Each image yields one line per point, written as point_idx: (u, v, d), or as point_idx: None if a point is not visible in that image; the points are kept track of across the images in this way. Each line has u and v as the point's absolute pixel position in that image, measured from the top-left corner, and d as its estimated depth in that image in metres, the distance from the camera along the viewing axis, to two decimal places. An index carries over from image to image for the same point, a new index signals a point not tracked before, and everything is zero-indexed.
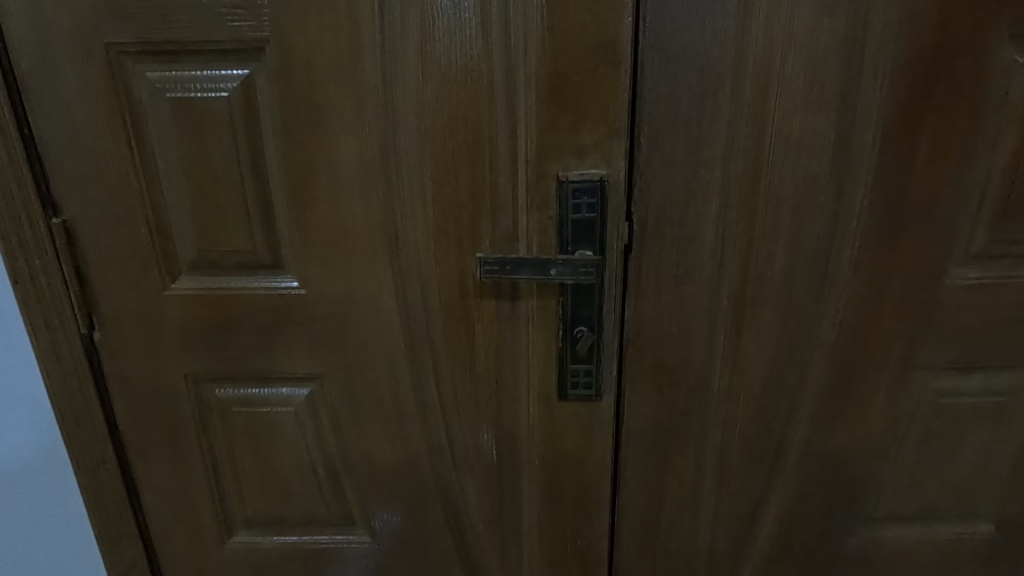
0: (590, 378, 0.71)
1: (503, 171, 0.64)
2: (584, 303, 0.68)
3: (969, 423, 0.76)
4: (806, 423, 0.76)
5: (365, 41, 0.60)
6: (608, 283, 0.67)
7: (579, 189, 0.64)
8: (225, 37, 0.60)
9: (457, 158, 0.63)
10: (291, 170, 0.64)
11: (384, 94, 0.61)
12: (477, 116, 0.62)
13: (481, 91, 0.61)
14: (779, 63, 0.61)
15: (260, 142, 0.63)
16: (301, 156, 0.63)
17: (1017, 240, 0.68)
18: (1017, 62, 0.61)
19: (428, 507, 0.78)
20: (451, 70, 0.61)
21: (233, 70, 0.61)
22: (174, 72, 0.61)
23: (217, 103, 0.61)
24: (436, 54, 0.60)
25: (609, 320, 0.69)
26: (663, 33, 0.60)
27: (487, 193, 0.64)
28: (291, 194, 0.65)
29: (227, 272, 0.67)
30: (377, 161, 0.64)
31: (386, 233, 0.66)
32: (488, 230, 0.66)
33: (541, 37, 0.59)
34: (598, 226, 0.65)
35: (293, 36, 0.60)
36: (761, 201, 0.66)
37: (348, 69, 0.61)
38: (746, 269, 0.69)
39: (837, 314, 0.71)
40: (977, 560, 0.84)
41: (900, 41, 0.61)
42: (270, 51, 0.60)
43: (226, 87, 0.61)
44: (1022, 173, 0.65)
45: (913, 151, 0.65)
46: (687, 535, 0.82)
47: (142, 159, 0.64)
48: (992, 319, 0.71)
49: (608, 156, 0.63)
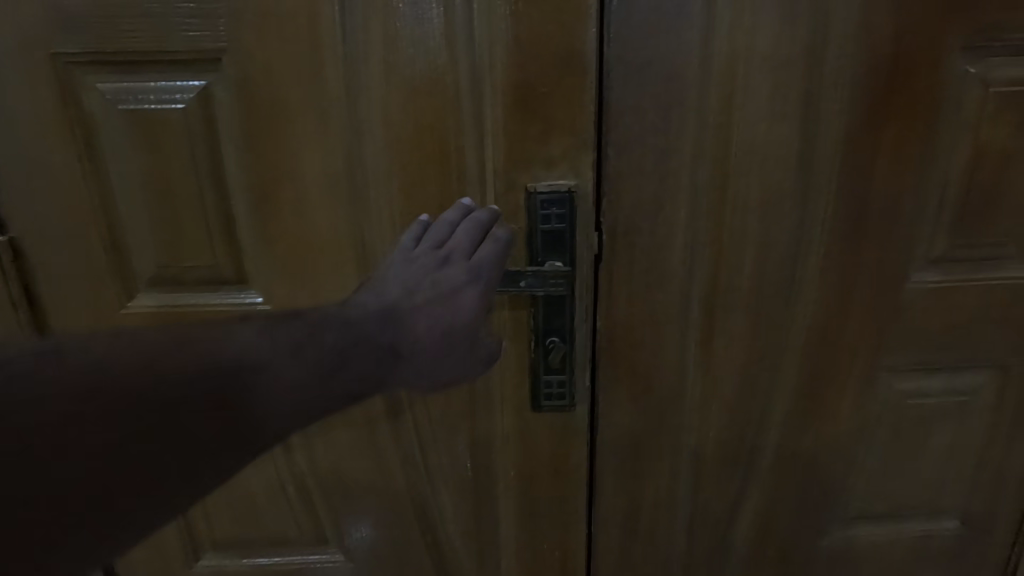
0: (563, 388, 0.72)
1: (471, 182, 0.64)
2: (555, 314, 0.68)
3: (935, 422, 0.78)
4: (777, 426, 0.77)
5: (327, 51, 0.59)
6: (579, 293, 0.68)
7: (547, 201, 0.64)
8: (179, 47, 0.58)
9: (424, 169, 0.63)
10: (255, 183, 0.63)
11: (348, 105, 0.61)
12: (444, 127, 0.62)
13: (446, 102, 0.61)
14: (742, 72, 0.62)
15: (220, 154, 0.62)
16: (265, 168, 0.62)
17: (977, 243, 0.70)
18: (971, 71, 0.63)
19: (400, 517, 0.79)
20: (417, 81, 0.60)
21: (188, 81, 0.60)
22: (127, 83, 0.60)
23: (173, 115, 0.60)
24: (401, 64, 0.60)
25: (580, 330, 0.70)
26: (627, 43, 0.60)
27: (454, 204, 0.64)
28: (256, 208, 0.64)
29: (188, 289, 0.67)
30: (342, 172, 0.63)
31: (354, 246, 0.65)
32: None
33: (505, 48, 0.59)
34: (567, 237, 0.65)
35: (253, 47, 0.59)
36: (728, 209, 0.67)
37: (311, 80, 0.60)
38: (715, 276, 0.69)
39: (805, 319, 0.72)
40: (945, 555, 0.86)
41: (859, 51, 0.62)
42: (229, 62, 0.59)
43: (181, 98, 0.60)
44: (980, 179, 0.67)
45: (875, 158, 0.66)
46: (663, 540, 0.82)
47: (94, 174, 0.62)
48: (954, 321, 0.73)
49: (576, 167, 0.63)
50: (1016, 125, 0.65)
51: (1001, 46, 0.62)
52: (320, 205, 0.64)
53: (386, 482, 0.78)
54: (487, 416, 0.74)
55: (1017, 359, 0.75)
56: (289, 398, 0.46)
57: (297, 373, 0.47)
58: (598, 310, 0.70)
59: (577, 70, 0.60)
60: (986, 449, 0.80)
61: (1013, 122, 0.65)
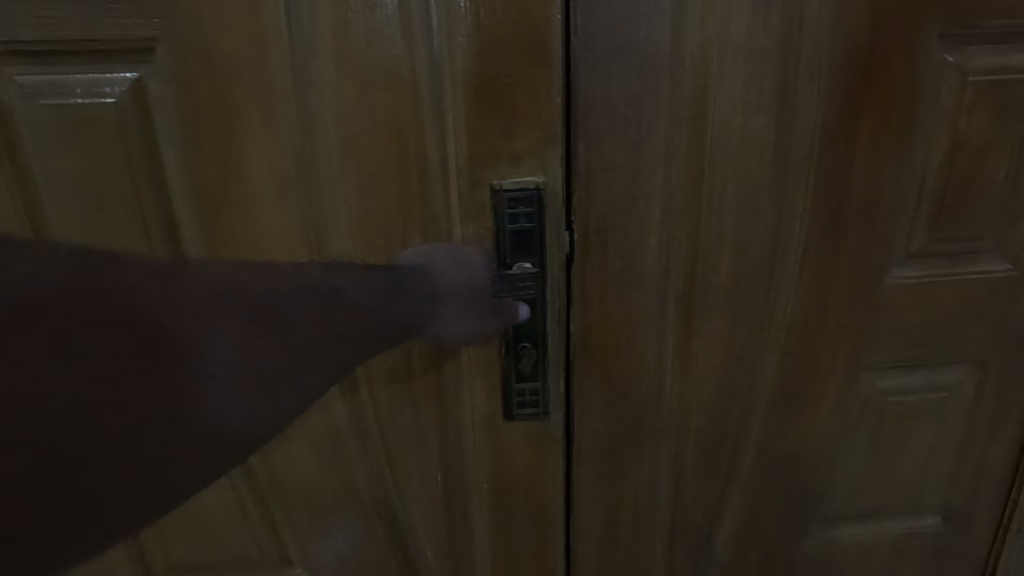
0: (537, 396, 0.69)
1: (433, 180, 0.60)
2: (526, 318, 0.65)
3: (915, 420, 0.77)
4: (758, 428, 0.75)
5: (273, 41, 0.55)
6: (551, 295, 0.65)
7: (514, 199, 0.60)
8: (106, 35, 0.54)
9: (383, 168, 0.59)
10: (198, 184, 0.58)
11: (298, 99, 0.57)
12: (402, 122, 0.58)
13: (404, 95, 0.57)
14: (715, 63, 0.59)
15: (157, 154, 0.57)
16: (211, 167, 0.58)
17: (955, 237, 0.68)
18: (948, 61, 0.61)
19: (369, 534, 0.75)
20: (372, 73, 0.56)
21: (119, 72, 0.55)
22: (49, 76, 0.54)
23: (104, 111, 0.55)
24: (354, 56, 0.55)
25: (553, 334, 0.67)
26: (596, 31, 0.57)
27: (416, 204, 0.60)
28: (200, 211, 0.59)
29: None
30: (294, 172, 0.59)
31: (309, 250, 0.61)
32: (420, 243, 0.62)
33: (466, 37, 0.56)
34: (537, 236, 0.62)
35: (191, 36, 0.54)
36: (704, 206, 0.64)
37: (256, 72, 0.55)
38: (691, 276, 0.67)
39: (784, 318, 0.70)
40: (926, 553, 0.85)
41: (835, 40, 0.59)
42: (163, 52, 0.54)
43: (112, 92, 0.55)
44: (958, 171, 0.65)
45: (852, 150, 0.64)
46: (644, 548, 0.80)
47: (16, 176, 0.57)
48: (934, 317, 0.71)
49: (544, 163, 0.60)
50: (994, 116, 0.63)
51: (978, 35, 0.61)
52: (270, 207, 0.59)
53: (353, 497, 0.73)
54: (457, 426, 0.70)
55: (996, 354, 0.74)
56: (339, 323, 0.56)
57: (362, 296, 0.58)
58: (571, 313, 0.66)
59: (543, 61, 0.57)
60: (966, 445, 0.79)
61: (990, 113, 0.63)
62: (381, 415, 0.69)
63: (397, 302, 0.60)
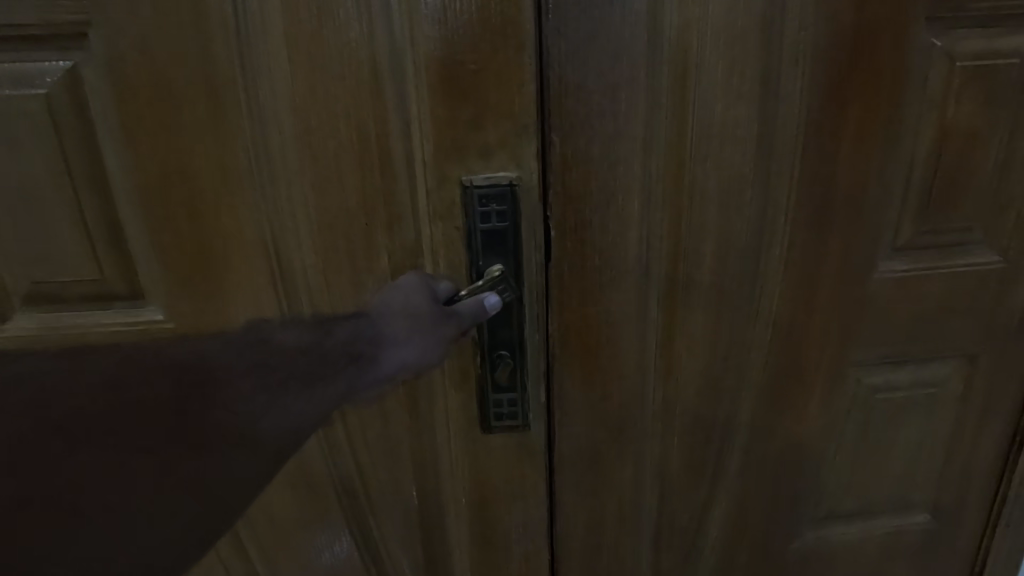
0: (515, 406, 0.65)
1: (398, 175, 0.56)
2: (502, 325, 0.61)
3: (904, 416, 0.75)
4: (744, 429, 0.72)
5: (216, 27, 0.51)
6: (528, 300, 0.61)
7: (485, 197, 0.57)
8: (34, 21, 0.51)
9: (342, 163, 0.56)
10: (144, 183, 0.56)
11: (246, 91, 0.53)
12: (361, 113, 0.54)
13: (362, 85, 0.53)
14: (695, 49, 0.56)
15: (98, 150, 0.55)
16: (158, 163, 0.55)
17: (944, 229, 0.66)
18: (935, 46, 0.59)
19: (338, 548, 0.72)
20: (329, 61, 0.52)
21: (51, 60, 0.52)
22: None
23: (34, 103, 0.53)
24: (308, 43, 0.52)
25: (531, 342, 0.63)
26: (568, 15, 0.54)
27: (379, 202, 0.57)
28: (146, 211, 0.57)
29: (73, 305, 0.60)
30: (245, 169, 0.56)
31: (264, 252, 0.59)
32: (384, 243, 0.59)
33: (430, 21, 0.52)
34: (511, 236, 0.58)
35: (128, 23, 0.51)
36: (685, 199, 0.61)
37: (199, 61, 0.52)
38: (673, 272, 0.64)
39: (770, 315, 0.67)
40: (915, 550, 0.83)
41: (819, 24, 0.57)
42: (95, 39, 0.51)
43: (44, 82, 0.52)
44: (945, 161, 0.63)
45: (837, 139, 0.61)
46: (628, 554, 0.77)
47: None
48: (922, 312, 0.69)
49: (518, 157, 0.57)
50: (984, 102, 0.61)
51: (967, 17, 0.58)
52: (224, 208, 0.57)
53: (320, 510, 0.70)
54: (431, 435, 0.67)
55: (985, 347, 0.72)
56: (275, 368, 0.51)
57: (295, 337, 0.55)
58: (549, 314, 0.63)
59: (512, 48, 0.53)
60: (955, 440, 0.78)
61: (979, 101, 0.61)
62: (349, 425, 0.66)
63: (332, 337, 0.56)
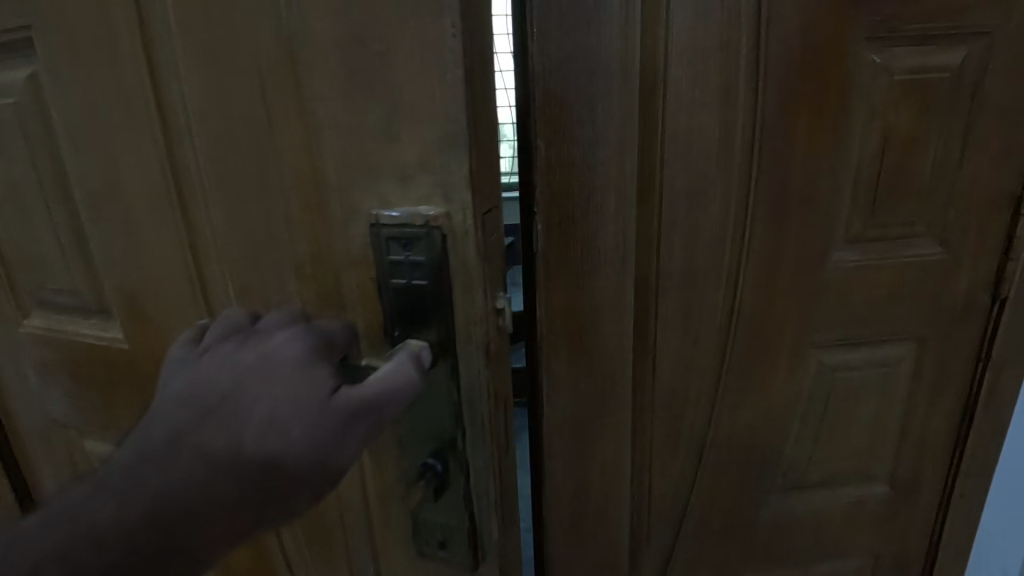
0: (456, 505, 0.58)
1: (329, 201, 0.52)
2: (434, 408, 0.55)
3: (861, 395, 0.83)
4: (713, 405, 0.81)
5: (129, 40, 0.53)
6: (465, 378, 0.54)
7: (398, 237, 0.51)
8: None
9: (259, 188, 0.53)
10: (92, 188, 0.62)
11: (159, 106, 0.54)
12: (280, 132, 0.51)
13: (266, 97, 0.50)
14: (661, 67, 0.65)
15: (58, 156, 0.63)
16: (105, 172, 0.60)
17: (891, 224, 0.74)
18: (875, 62, 0.67)
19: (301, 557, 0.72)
20: (234, 64, 0.49)
21: (18, 66, 0.61)
22: None
23: (8, 110, 0.63)
24: (211, 57, 0.50)
25: (470, 433, 0.56)
26: (551, 38, 0.62)
27: (298, 227, 0.54)
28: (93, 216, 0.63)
29: (65, 310, 0.72)
30: (166, 184, 0.58)
31: (190, 266, 0.61)
32: (298, 276, 0.56)
33: None
34: (432, 291, 0.51)
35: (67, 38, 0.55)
36: (655, 198, 0.70)
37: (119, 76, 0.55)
38: (646, 261, 0.73)
39: (734, 300, 0.75)
40: (876, 518, 0.91)
41: (771, 43, 0.65)
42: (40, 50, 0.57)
43: (14, 89, 0.62)
44: (888, 163, 0.71)
45: (790, 145, 0.69)
46: (612, 519, 0.85)
47: None
48: (873, 298, 0.77)
49: (444, 188, 0.49)
50: (921, 111, 0.69)
51: (902, 37, 0.66)
52: (151, 221, 0.60)
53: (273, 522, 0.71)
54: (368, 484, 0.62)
55: (933, 331, 0.80)
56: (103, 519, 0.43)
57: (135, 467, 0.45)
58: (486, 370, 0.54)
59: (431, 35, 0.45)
60: (910, 417, 0.85)
61: (916, 109, 0.69)
62: None
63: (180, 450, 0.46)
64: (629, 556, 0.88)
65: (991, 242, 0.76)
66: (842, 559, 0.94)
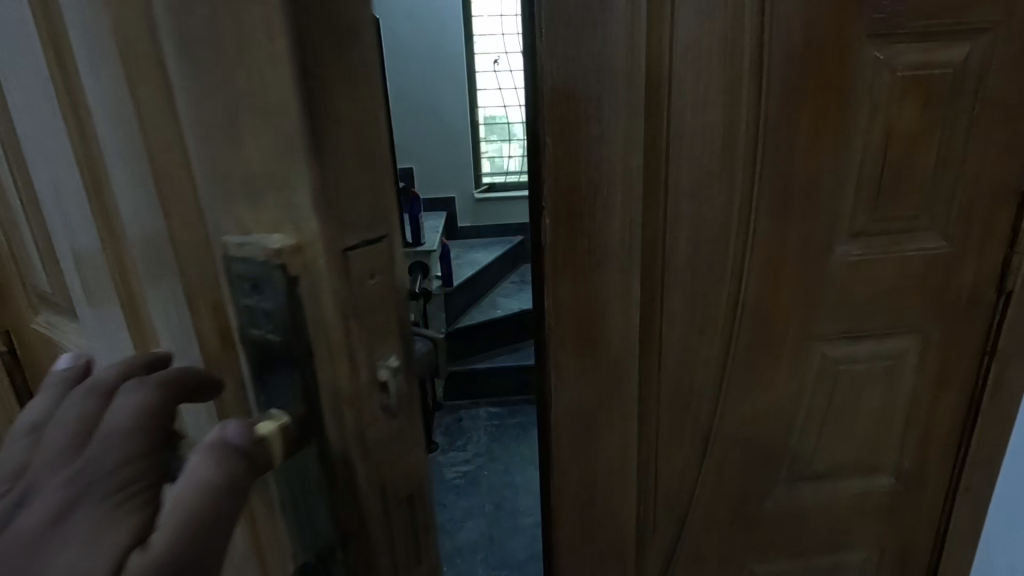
0: None
1: (204, 197, 0.34)
2: (306, 511, 0.39)
3: (864, 388, 0.84)
4: (718, 397, 0.82)
5: None
6: (340, 479, 0.37)
7: (248, 272, 0.34)
8: None
9: (110, 201, 0.38)
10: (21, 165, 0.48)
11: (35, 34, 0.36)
12: (150, 76, 0.31)
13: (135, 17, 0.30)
14: (666, 65, 0.67)
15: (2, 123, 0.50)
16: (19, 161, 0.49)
17: (894, 218, 0.75)
18: (878, 59, 0.68)
19: None
20: None
21: None
22: None
23: None
24: None
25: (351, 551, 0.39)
26: (559, 37, 0.64)
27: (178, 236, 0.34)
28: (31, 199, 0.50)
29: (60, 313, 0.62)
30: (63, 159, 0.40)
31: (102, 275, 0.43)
32: (171, 313, 0.38)
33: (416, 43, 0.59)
34: (293, 356, 0.34)
35: None
36: (661, 193, 0.72)
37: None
38: (652, 254, 0.74)
39: (738, 293, 0.77)
40: (882, 510, 0.92)
41: (774, 41, 0.66)
42: None
43: None
44: (891, 159, 0.72)
45: (793, 140, 0.71)
46: (618, 508, 0.87)
47: None
48: (877, 291, 0.78)
49: (286, 207, 0.32)
50: (923, 107, 0.70)
51: (904, 33, 0.67)
52: (62, 207, 0.43)
53: None
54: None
55: (937, 324, 0.81)
56: None
57: None
58: (369, 467, 0.38)
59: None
60: (914, 411, 0.86)
61: (919, 105, 0.70)
62: None
63: None
64: (636, 544, 0.90)
65: (994, 237, 0.77)
66: (847, 552, 0.95)
